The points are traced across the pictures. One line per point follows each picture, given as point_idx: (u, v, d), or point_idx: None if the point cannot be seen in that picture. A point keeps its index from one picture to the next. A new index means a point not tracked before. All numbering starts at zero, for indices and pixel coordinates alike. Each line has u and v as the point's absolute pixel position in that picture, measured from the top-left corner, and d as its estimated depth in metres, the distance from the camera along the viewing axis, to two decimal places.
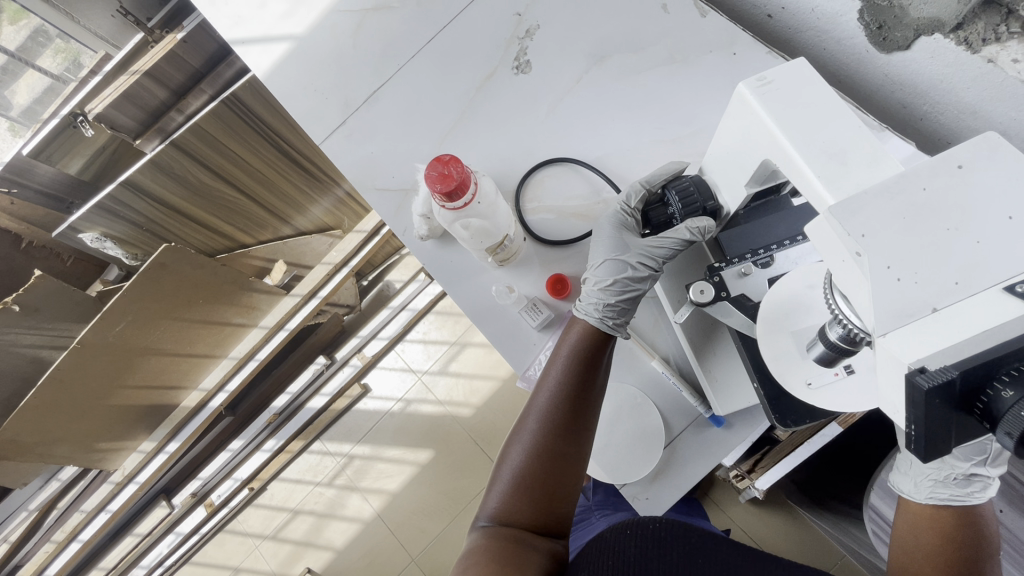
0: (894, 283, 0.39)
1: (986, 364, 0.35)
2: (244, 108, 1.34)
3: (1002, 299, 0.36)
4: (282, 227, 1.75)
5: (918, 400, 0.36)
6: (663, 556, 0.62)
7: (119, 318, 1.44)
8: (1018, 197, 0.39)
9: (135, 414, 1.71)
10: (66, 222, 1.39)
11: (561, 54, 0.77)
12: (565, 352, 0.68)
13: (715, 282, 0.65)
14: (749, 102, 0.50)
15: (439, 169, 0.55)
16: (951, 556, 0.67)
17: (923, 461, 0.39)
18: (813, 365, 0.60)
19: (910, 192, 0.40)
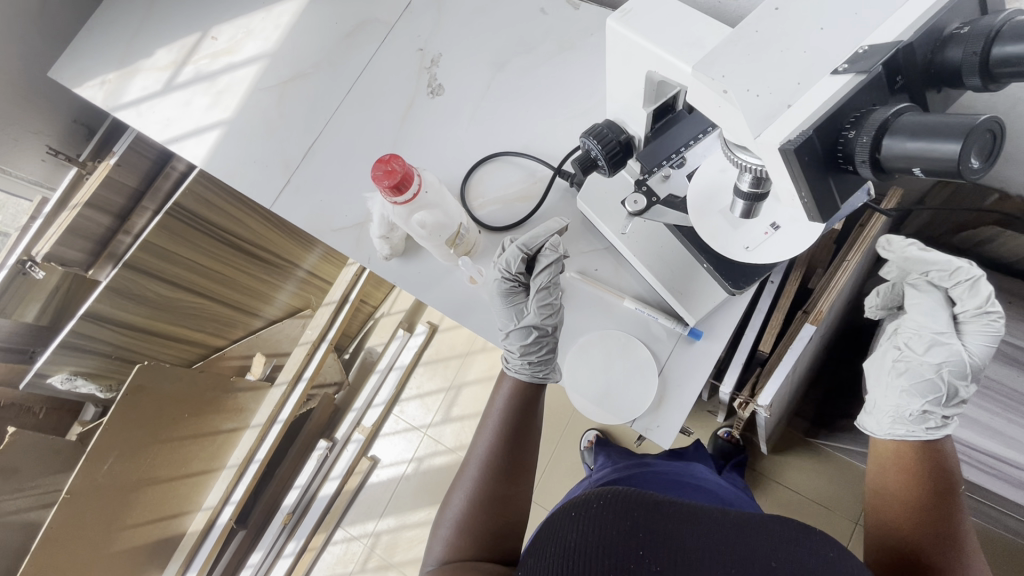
0: (756, 99, 0.41)
1: (834, 116, 0.40)
2: (190, 215, 1.38)
3: (832, 81, 0.41)
4: (253, 321, 1.76)
5: (793, 164, 0.40)
6: (605, 537, 0.57)
7: (106, 454, 1.40)
8: (829, 7, 0.43)
9: (142, 555, 1.62)
10: (32, 370, 1.37)
11: (467, 70, 0.86)
12: (498, 408, 0.82)
13: (644, 191, 0.70)
14: (621, 35, 0.54)
15: (382, 168, 0.60)
16: (920, 488, 0.70)
17: (824, 222, 0.45)
18: (746, 230, 0.64)
19: (746, 33, 0.44)
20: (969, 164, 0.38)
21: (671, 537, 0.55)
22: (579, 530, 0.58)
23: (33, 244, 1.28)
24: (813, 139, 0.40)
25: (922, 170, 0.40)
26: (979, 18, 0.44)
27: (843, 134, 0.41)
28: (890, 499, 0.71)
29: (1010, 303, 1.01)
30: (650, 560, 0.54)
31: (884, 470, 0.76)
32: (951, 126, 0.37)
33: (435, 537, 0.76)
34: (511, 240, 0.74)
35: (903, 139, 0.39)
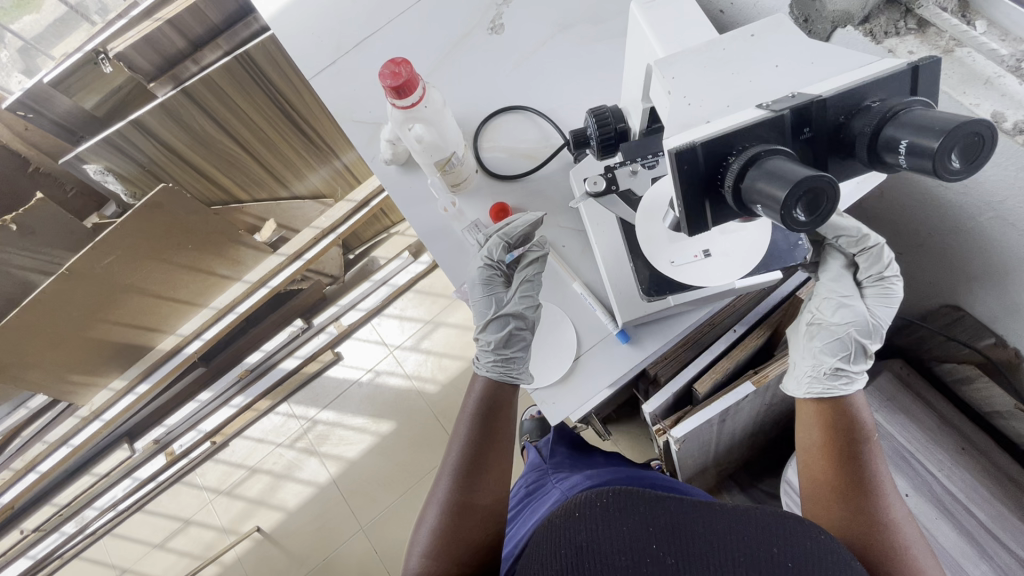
0: (686, 106, 0.52)
1: (721, 139, 0.47)
2: (255, 68, 1.44)
3: (750, 111, 0.49)
4: (280, 190, 1.85)
5: (675, 170, 0.47)
6: (615, 527, 0.62)
7: (109, 251, 1.49)
8: (783, 56, 0.53)
9: (111, 350, 1.76)
10: (73, 152, 1.48)
11: (532, 21, 0.87)
12: (468, 413, 0.76)
13: (608, 176, 0.73)
14: (635, 16, 0.63)
15: (390, 68, 0.64)
16: (839, 443, 0.72)
17: (693, 236, 0.52)
18: (678, 246, 0.68)
19: (713, 50, 0.54)
20: (793, 217, 0.42)
21: (680, 537, 0.60)
22: (589, 529, 0.62)
23: (111, 40, 1.36)
24: (694, 151, 0.47)
25: (761, 209, 0.44)
26: (898, 99, 0.47)
27: (724, 163, 0.48)
28: (812, 457, 0.73)
29: (962, 449, 0.99)
30: (664, 552, 0.59)
31: (808, 468, 0.74)
32: (791, 176, 0.41)
33: (409, 560, 0.71)
34: (490, 229, 0.78)
35: (758, 172, 0.44)
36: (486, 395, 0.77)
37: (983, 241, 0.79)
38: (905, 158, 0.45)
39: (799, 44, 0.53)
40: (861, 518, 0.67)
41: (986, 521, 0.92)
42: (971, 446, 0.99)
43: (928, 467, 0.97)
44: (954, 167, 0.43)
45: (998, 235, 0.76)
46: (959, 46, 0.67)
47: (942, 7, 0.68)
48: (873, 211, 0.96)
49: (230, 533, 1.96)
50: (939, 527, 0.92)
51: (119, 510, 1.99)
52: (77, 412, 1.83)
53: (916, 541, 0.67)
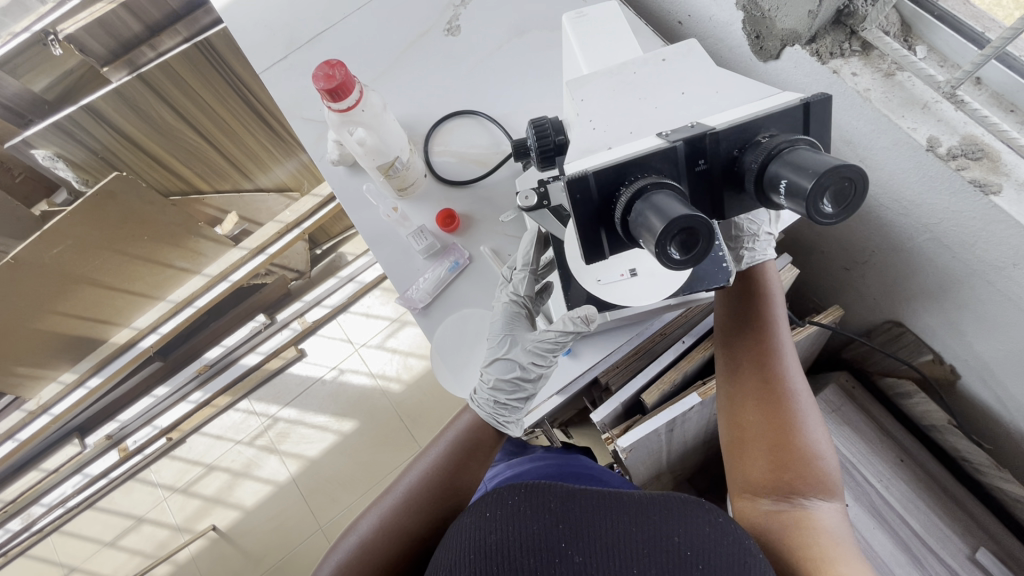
0: (590, 129, 0.54)
1: (617, 167, 0.47)
2: (215, 55, 1.39)
3: (652, 139, 0.51)
4: (243, 182, 1.79)
5: (570, 200, 0.48)
6: (524, 527, 0.61)
7: (59, 240, 1.44)
8: (690, 83, 0.54)
9: (61, 342, 1.70)
10: (20, 135, 1.42)
11: (489, 24, 0.85)
12: (446, 439, 0.82)
13: (540, 191, 0.67)
14: (566, 32, 0.64)
15: (324, 70, 0.63)
16: (760, 324, 0.80)
17: (590, 264, 0.52)
18: (604, 265, 0.67)
19: (625, 74, 0.56)
20: (667, 252, 0.42)
21: (588, 533, 0.59)
22: (499, 529, 0.61)
23: (61, 21, 1.30)
24: (586, 179, 0.47)
25: (642, 242, 0.43)
26: (788, 135, 0.48)
27: (616, 194, 0.48)
28: (739, 338, 0.80)
29: (901, 460, 1.02)
30: (573, 551, 0.58)
31: (731, 346, 0.81)
32: (670, 212, 0.41)
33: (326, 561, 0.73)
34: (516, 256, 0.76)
35: (643, 205, 0.44)
36: (467, 432, 0.83)
37: (921, 262, 0.80)
38: (785, 197, 0.44)
39: (707, 73, 0.55)
40: (773, 411, 0.73)
41: (919, 531, 0.94)
42: (909, 457, 1.02)
43: (868, 478, 0.99)
44: (827, 212, 0.43)
45: (936, 257, 0.77)
46: (901, 70, 0.68)
47: (884, 32, 0.69)
48: (822, 227, 0.97)
49: (185, 532, 1.92)
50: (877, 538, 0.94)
51: (68, 507, 1.93)
52: (24, 404, 1.77)
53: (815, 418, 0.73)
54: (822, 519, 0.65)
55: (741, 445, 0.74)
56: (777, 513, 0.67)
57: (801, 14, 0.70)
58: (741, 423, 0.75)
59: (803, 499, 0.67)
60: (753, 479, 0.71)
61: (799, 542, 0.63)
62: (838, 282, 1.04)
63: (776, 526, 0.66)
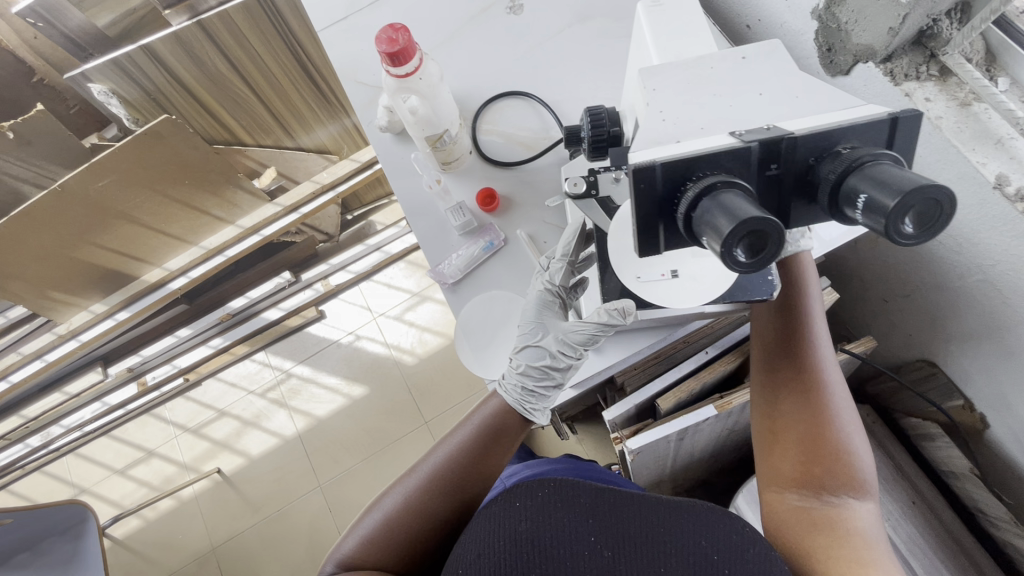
0: (660, 120, 0.53)
1: (683, 163, 0.46)
2: (273, 9, 1.40)
3: (722, 138, 0.49)
4: (285, 139, 1.81)
5: (631, 189, 0.47)
6: (555, 519, 0.63)
7: (103, 174, 1.45)
8: (767, 86, 0.53)
9: (96, 273, 1.74)
10: (80, 68, 1.44)
11: (553, 6, 0.84)
12: (472, 422, 0.78)
13: (589, 180, 0.67)
14: (639, 19, 0.63)
15: (388, 34, 0.62)
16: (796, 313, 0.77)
17: (640, 256, 0.51)
18: (644, 262, 0.65)
19: (701, 68, 0.55)
20: (733, 255, 0.41)
21: (618, 531, 0.62)
22: (529, 518, 0.64)
23: None
24: (653, 169, 0.46)
25: (705, 241, 0.43)
26: (870, 149, 0.46)
27: (682, 189, 0.47)
28: (772, 328, 0.78)
29: (911, 501, 0.99)
30: (601, 544, 0.61)
31: (765, 336, 0.78)
32: (741, 212, 0.40)
33: (345, 539, 0.71)
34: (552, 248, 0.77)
35: (710, 204, 0.43)
36: (494, 416, 0.79)
37: (966, 303, 0.78)
38: (861, 213, 0.43)
39: (787, 75, 0.53)
40: (807, 405, 0.71)
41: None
42: (920, 500, 0.99)
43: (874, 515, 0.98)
44: (908, 232, 0.41)
45: (986, 302, 0.74)
46: (978, 101, 0.65)
47: (966, 59, 0.66)
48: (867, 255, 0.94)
49: (191, 471, 1.98)
50: None
51: (85, 432, 2.01)
52: (54, 328, 1.83)
53: (849, 412, 0.72)
54: (855, 520, 0.64)
55: (776, 444, 0.73)
56: (805, 509, 0.66)
57: (880, 31, 0.66)
58: (776, 422, 0.73)
59: (836, 499, 0.65)
60: (786, 480, 0.70)
61: (828, 540, 0.62)
62: (873, 313, 1.02)
63: (802, 521, 0.65)
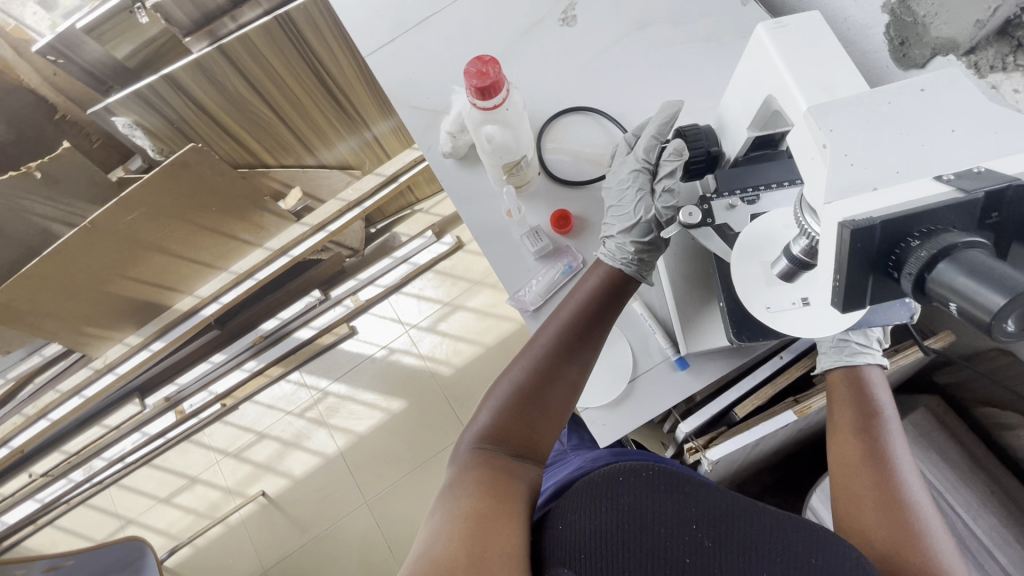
0: (849, 168, 0.40)
1: (906, 216, 0.36)
2: (294, 29, 1.37)
3: (932, 186, 0.38)
4: (306, 156, 1.78)
5: (843, 246, 0.37)
6: (657, 501, 0.60)
7: (133, 207, 1.44)
8: (969, 113, 0.39)
9: (128, 305, 1.72)
10: (102, 102, 1.41)
11: (608, 14, 0.84)
12: (561, 318, 0.75)
13: (704, 209, 0.71)
14: (762, 44, 0.51)
15: (478, 67, 0.61)
16: (866, 422, 0.72)
17: (841, 313, 0.41)
18: (776, 292, 0.64)
19: (877, 101, 0.41)
20: (1004, 329, 0.31)
21: (721, 522, 0.58)
22: (632, 492, 0.60)
23: None
24: (873, 227, 0.36)
25: (956, 310, 0.33)
26: None
27: (905, 242, 0.36)
28: (842, 437, 0.72)
29: (991, 491, 0.98)
30: (704, 535, 0.58)
31: (836, 448, 0.72)
32: (1010, 278, 0.30)
33: (462, 437, 0.73)
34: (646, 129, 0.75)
35: (960, 270, 0.33)
36: (583, 306, 0.75)
37: None
38: None
39: (988, 102, 0.40)
40: (892, 516, 0.63)
41: (1007, 567, 0.91)
42: (1001, 489, 0.98)
43: (954, 506, 0.98)
44: None
45: None
46: None
47: None
48: None
49: (236, 495, 1.99)
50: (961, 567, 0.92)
51: (127, 463, 2.01)
52: (91, 363, 1.82)
53: (942, 537, 0.62)
54: None
55: (848, 520, 0.66)
56: None
57: (964, 24, 0.64)
58: (847, 496, 0.67)
59: None
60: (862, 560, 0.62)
61: None
62: None
63: None
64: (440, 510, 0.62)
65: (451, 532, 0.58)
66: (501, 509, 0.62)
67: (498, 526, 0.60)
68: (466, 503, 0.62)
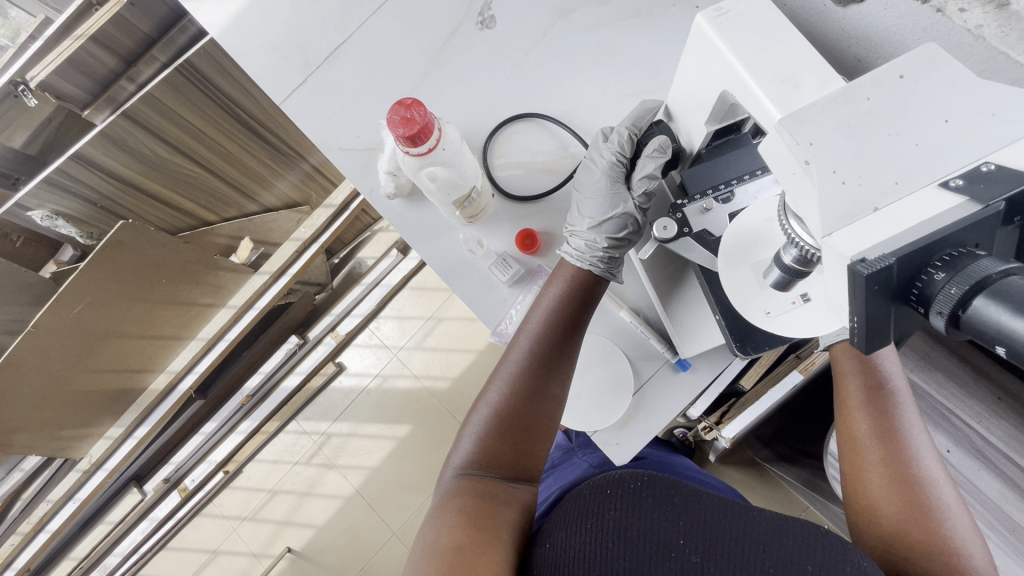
0: (840, 187, 0.37)
1: (922, 249, 0.33)
2: (200, 76, 1.23)
3: (939, 196, 0.35)
4: (247, 204, 1.64)
5: (858, 290, 0.34)
6: (642, 517, 0.59)
7: (76, 300, 1.29)
8: (953, 102, 0.37)
9: (101, 401, 1.57)
10: (12, 197, 1.23)
11: (526, 10, 0.82)
12: (530, 331, 0.74)
13: (678, 218, 0.71)
14: (708, 37, 0.49)
15: (401, 113, 0.62)
16: (874, 394, 0.70)
17: (866, 353, 0.38)
18: (772, 295, 0.63)
19: (855, 101, 0.39)
20: None
21: (709, 533, 0.57)
22: (619, 508, 0.59)
23: (29, 67, 1.13)
24: (890, 270, 0.33)
25: (1004, 351, 0.31)
26: None
27: (925, 274, 0.34)
28: (853, 412, 0.70)
29: (998, 398, 1.00)
30: (691, 550, 0.56)
31: (845, 424, 0.71)
32: None
33: (453, 457, 0.75)
34: (619, 126, 0.76)
35: (1000, 307, 0.31)
36: (549, 317, 0.73)
37: None
38: None
39: (971, 82, 0.37)
40: (906, 494, 0.64)
41: None
42: (1007, 395, 0.99)
43: (966, 420, 0.99)
44: None
45: None
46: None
47: None
48: None
49: (262, 558, 1.93)
50: (981, 477, 0.95)
51: (142, 553, 1.94)
52: (77, 465, 1.67)
53: (952, 502, 0.64)
54: None
55: (862, 500, 0.67)
56: None
57: None
58: (858, 475, 0.68)
59: None
60: (882, 544, 0.63)
61: None
62: None
63: None
64: (423, 544, 0.63)
65: (429, 563, 0.60)
66: (485, 535, 0.63)
67: (480, 557, 0.60)
68: (448, 533, 0.62)
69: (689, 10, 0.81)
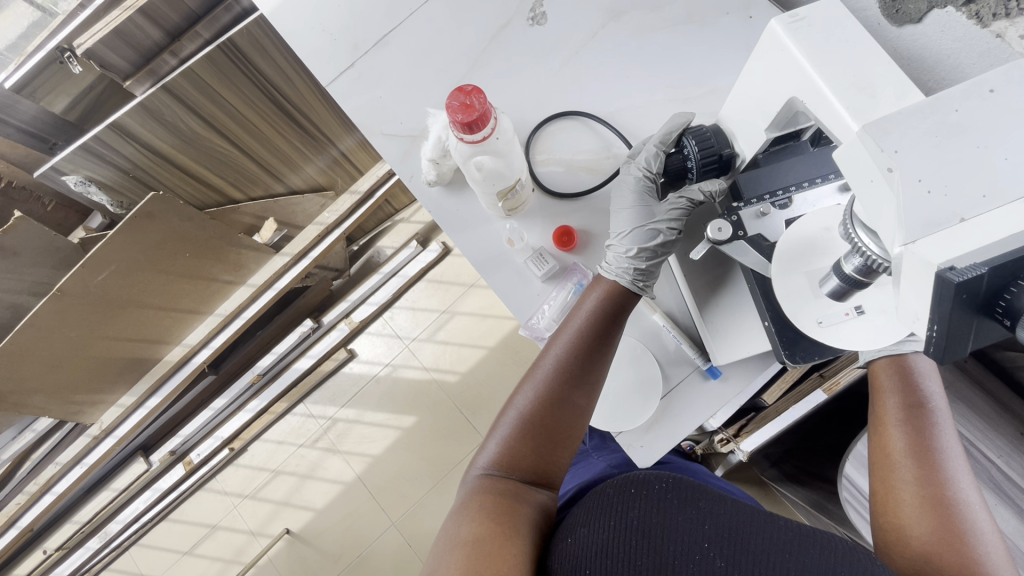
0: (925, 196, 0.37)
1: (1010, 262, 0.34)
2: (240, 55, 1.23)
3: None
4: (275, 184, 1.65)
5: (943, 297, 0.36)
6: (666, 519, 0.58)
7: (102, 267, 1.30)
8: None
9: (117, 368, 1.59)
10: (49, 161, 1.25)
11: (577, 10, 0.83)
12: (568, 336, 0.74)
13: (733, 221, 0.70)
14: (783, 44, 0.50)
15: (461, 99, 0.63)
16: (914, 413, 0.71)
17: (940, 363, 0.39)
18: (824, 305, 0.64)
19: (942, 112, 0.39)
20: None
21: (734, 538, 0.56)
22: (643, 507, 0.59)
23: (76, 34, 1.14)
24: (981, 280, 0.34)
25: None
26: None
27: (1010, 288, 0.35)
28: (892, 429, 0.71)
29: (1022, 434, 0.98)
30: (716, 554, 0.56)
31: (880, 441, 0.72)
32: None
33: (479, 455, 0.75)
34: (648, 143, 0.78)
35: None
36: (587, 325, 0.74)
37: None
38: None
39: None
40: (939, 512, 0.63)
41: None
42: None
43: (987, 454, 0.97)
44: None
45: None
46: None
47: None
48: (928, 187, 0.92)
49: (260, 537, 1.94)
50: (1000, 513, 0.93)
51: (143, 523, 1.96)
52: (87, 430, 1.68)
53: (987, 529, 0.63)
54: None
55: (891, 516, 0.67)
56: None
57: None
58: (890, 491, 0.68)
59: None
60: (908, 561, 0.62)
61: None
62: None
63: None
64: (445, 536, 0.64)
65: (449, 555, 0.60)
66: (506, 533, 0.62)
67: (500, 551, 0.60)
68: (470, 526, 0.63)
69: (741, 20, 0.82)
